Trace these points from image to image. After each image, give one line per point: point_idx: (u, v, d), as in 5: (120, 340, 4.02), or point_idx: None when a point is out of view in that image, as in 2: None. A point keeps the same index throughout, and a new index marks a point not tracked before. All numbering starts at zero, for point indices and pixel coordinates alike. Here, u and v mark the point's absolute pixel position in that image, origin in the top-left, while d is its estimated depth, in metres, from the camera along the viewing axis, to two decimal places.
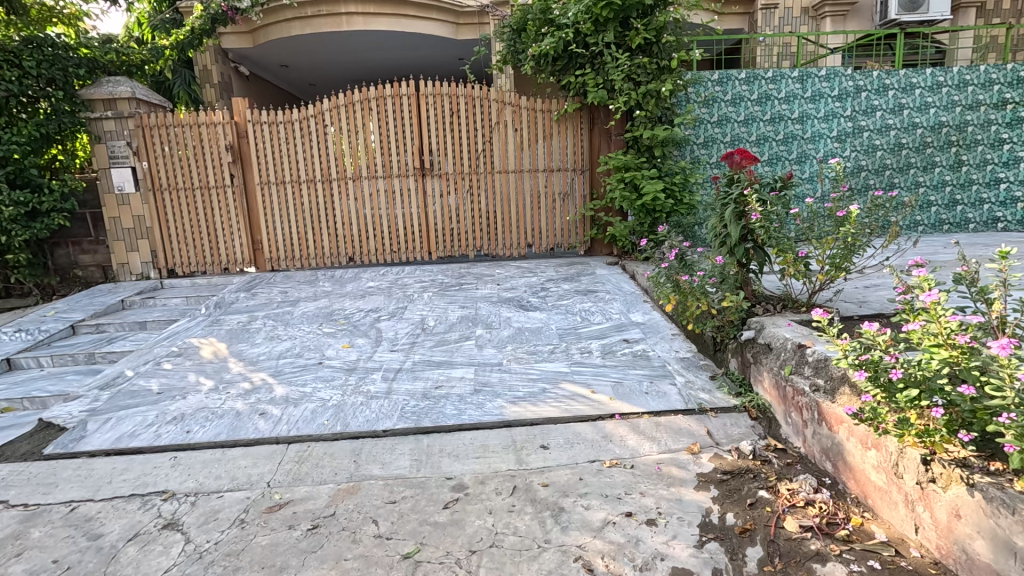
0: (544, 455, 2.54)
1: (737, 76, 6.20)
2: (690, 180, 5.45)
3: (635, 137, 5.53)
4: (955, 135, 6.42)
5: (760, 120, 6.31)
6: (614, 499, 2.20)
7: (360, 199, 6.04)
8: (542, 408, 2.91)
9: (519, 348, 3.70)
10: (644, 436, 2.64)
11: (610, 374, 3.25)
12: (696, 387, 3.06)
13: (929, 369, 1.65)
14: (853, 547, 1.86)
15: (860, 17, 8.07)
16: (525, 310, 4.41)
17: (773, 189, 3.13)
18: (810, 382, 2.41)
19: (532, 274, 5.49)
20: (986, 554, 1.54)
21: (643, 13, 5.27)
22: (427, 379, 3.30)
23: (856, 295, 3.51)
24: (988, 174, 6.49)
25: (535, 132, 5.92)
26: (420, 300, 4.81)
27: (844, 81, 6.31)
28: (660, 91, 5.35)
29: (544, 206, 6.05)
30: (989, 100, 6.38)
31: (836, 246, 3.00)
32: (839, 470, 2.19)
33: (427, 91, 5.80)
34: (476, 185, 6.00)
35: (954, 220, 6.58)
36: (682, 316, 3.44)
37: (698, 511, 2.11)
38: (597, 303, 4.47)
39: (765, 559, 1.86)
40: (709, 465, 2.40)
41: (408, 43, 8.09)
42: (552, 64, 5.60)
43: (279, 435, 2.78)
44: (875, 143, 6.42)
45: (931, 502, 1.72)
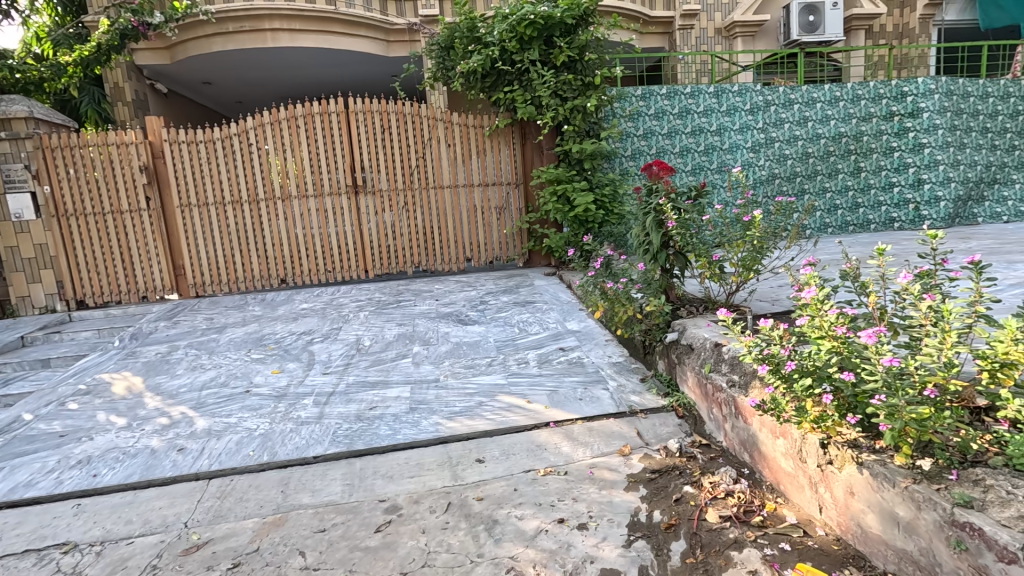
0: (479, 468, 2.53)
1: (658, 91, 6.55)
2: (620, 191, 5.66)
3: (566, 151, 5.70)
4: (853, 144, 7.06)
5: (682, 132, 6.68)
6: (547, 507, 2.23)
7: (290, 219, 5.85)
8: (478, 422, 2.91)
9: (456, 362, 3.69)
10: (578, 442, 2.69)
11: (546, 383, 3.29)
12: (627, 390, 3.16)
13: (819, 359, 1.81)
14: (766, 532, 1.97)
15: (767, 37, 8.77)
16: (464, 324, 4.41)
17: (689, 198, 3.30)
18: (727, 378, 2.55)
19: (471, 288, 5.49)
20: (876, 527, 1.69)
21: (566, 31, 5.46)
22: (361, 401, 3.21)
23: (769, 294, 3.76)
24: (884, 179, 7.17)
25: (469, 147, 5.97)
26: (356, 319, 4.70)
27: (755, 96, 6.80)
28: (586, 107, 5.56)
29: (481, 220, 6.09)
30: (879, 112, 7.06)
31: (746, 249, 3.21)
32: (755, 459, 2.33)
33: (357, 108, 5.73)
34: (412, 202, 5.96)
35: (858, 221, 7.19)
36: (613, 321, 3.56)
37: (628, 511, 2.17)
38: (535, 313, 4.54)
39: (688, 551, 1.94)
40: (638, 465, 2.48)
41: (337, 60, 7.99)
42: (481, 81, 5.70)
43: (199, 470, 2.62)
44: (785, 153, 6.95)
45: (830, 483, 1.86)
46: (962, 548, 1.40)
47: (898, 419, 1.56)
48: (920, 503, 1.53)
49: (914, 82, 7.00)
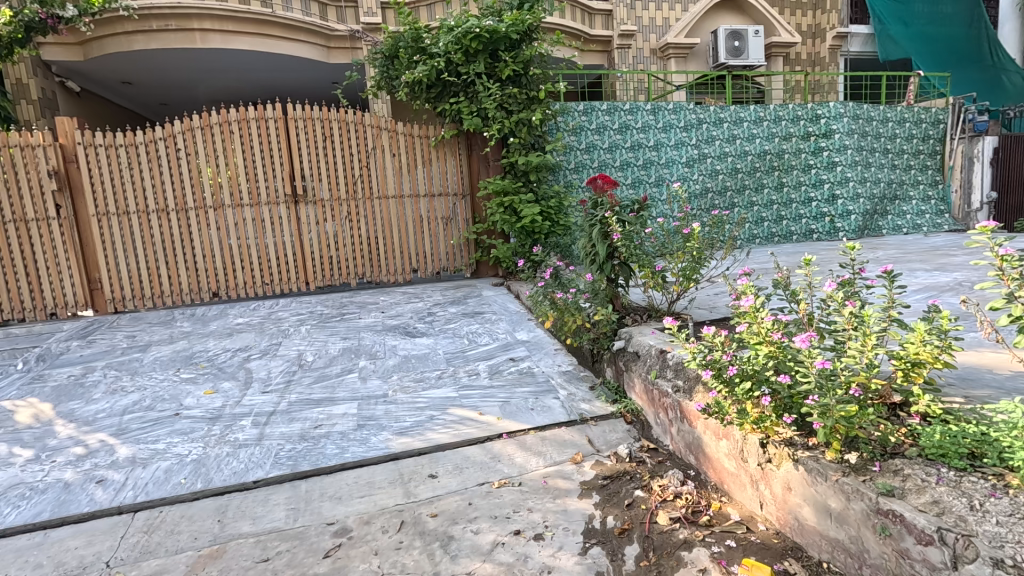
0: (433, 484, 2.48)
1: (599, 107, 6.78)
2: (565, 204, 5.77)
3: (511, 163, 5.76)
4: (776, 162, 7.61)
5: (623, 147, 6.94)
6: (503, 519, 2.21)
7: (223, 229, 5.53)
8: (430, 436, 2.85)
9: (405, 376, 3.61)
10: (531, 452, 2.70)
11: (497, 394, 3.28)
12: (577, 399, 3.21)
13: (758, 364, 1.94)
14: (713, 531, 2.06)
15: (698, 59, 9.32)
16: (412, 337, 4.32)
17: (632, 211, 3.42)
18: (672, 383, 2.66)
19: (418, 299, 5.41)
20: (812, 519, 1.81)
21: (511, 46, 5.54)
22: (305, 420, 3.07)
23: (707, 302, 3.96)
24: (804, 194, 7.77)
25: (414, 157, 5.90)
26: (297, 334, 4.50)
27: (688, 114, 7.19)
28: (531, 120, 5.66)
29: (428, 231, 6.02)
30: (798, 133, 7.67)
31: (686, 260, 3.36)
32: (700, 461, 2.43)
33: (296, 114, 5.53)
34: (355, 212, 5.80)
35: (782, 232, 7.72)
36: (562, 331, 3.62)
37: (582, 518, 2.20)
38: (484, 324, 4.53)
39: (641, 554, 1.99)
40: (590, 472, 2.53)
41: (274, 65, 7.70)
42: (426, 92, 5.69)
43: (122, 504, 2.39)
44: (717, 168, 7.38)
45: (770, 479, 1.98)
46: (887, 533, 1.53)
47: (829, 418, 1.68)
48: (849, 494, 1.66)
49: (827, 106, 7.68)
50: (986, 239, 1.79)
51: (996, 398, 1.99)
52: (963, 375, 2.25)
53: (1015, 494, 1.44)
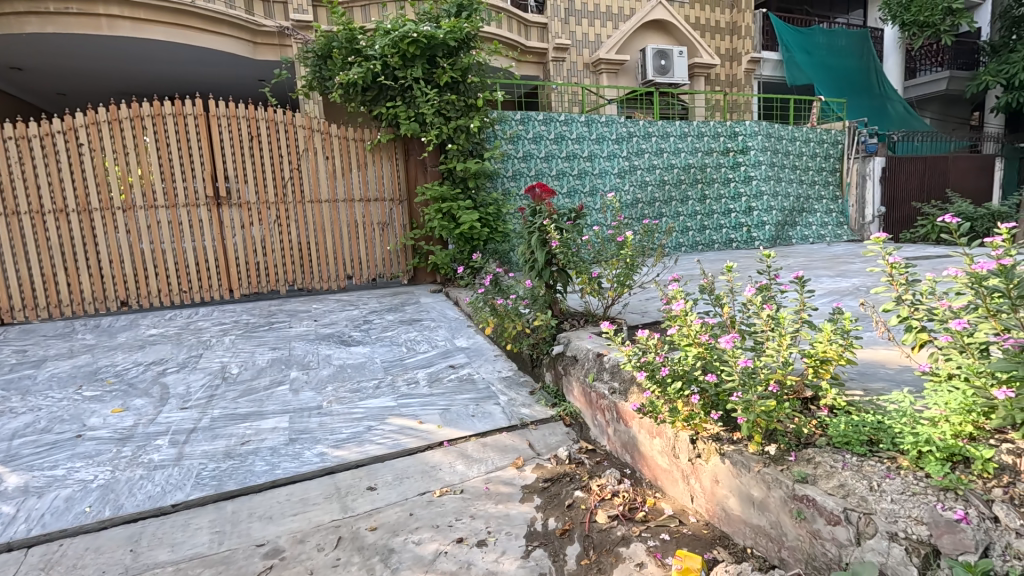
0: (371, 496, 2.41)
1: (536, 117, 6.91)
2: (503, 211, 5.82)
3: (449, 169, 5.75)
4: (699, 175, 8.12)
5: (558, 157, 7.12)
6: (445, 528, 2.19)
7: (133, 232, 5.09)
8: (368, 447, 2.77)
9: (341, 387, 3.48)
10: (472, 459, 2.70)
11: (437, 402, 3.24)
12: (517, 404, 3.25)
13: (687, 364, 2.06)
14: (649, 526, 2.16)
15: (627, 75, 9.77)
16: (347, 346, 4.18)
17: (569, 219, 3.52)
18: (609, 385, 2.75)
19: (353, 306, 5.25)
20: (737, 508, 1.94)
21: (449, 53, 5.54)
22: (230, 436, 2.88)
23: (640, 307, 4.14)
24: (724, 206, 8.34)
25: (348, 161, 5.73)
26: (219, 345, 4.21)
27: (620, 127, 7.52)
28: (469, 127, 5.67)
29: (363, 236, 5.86)
30: (719, 148, 8.23)
31: (620, 266, 3.49)
32: (635, 459, 2.53)
33: (219, 111, 5.20)
34: (284, 215, 5.54)
35: (705, 241, 8.23)
36: (502, 337, 3.65)
37: (524, 522, 2.23)
38: (422, 331, 4.46)
39: (582, 553, 2.04)
40: (531, 476, 2.56)
41: (193, 58, 7.21)
42: (361, 94, 5.58)
43: (13, 539, 2.13)
44: (646, 180, 7.76)
45: (699, 473, 2.10)
46: (802, 517, 1.67)
47: (752, 413, 1.81)
48: (769, 482, 1.79)
49: (743, 124, 8.30)
50: (879, 248, 2.02)
51: (888, 389, 2.24)
52: (863, 370, 2.50)
53: (906, 473, 1.62)
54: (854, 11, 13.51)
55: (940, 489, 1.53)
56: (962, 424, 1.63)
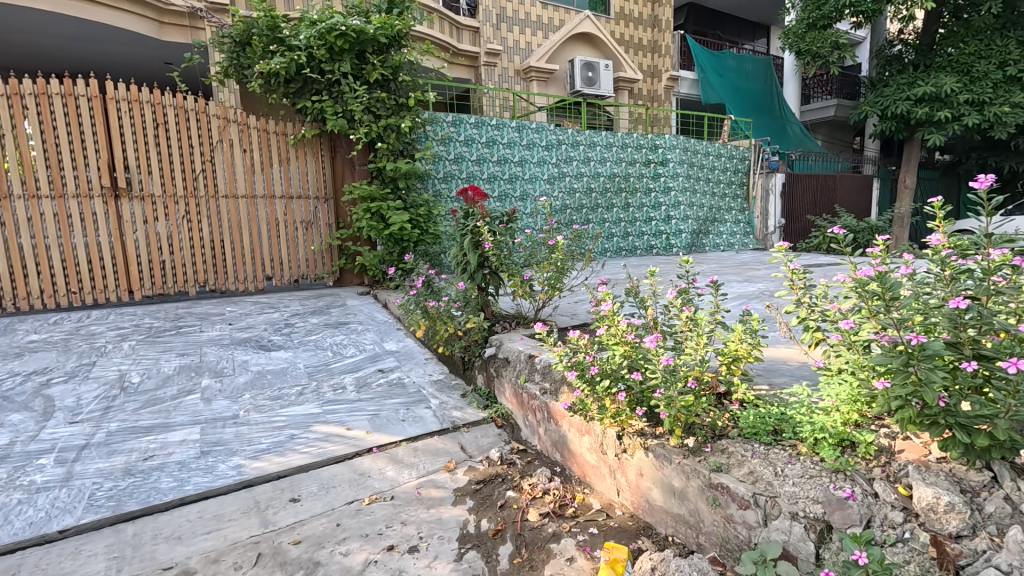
0: (294, 509, 2.29)
1: (468, 120, 6.90)
2: (434, 213, 5.75)
3: (379, 169, 5.60)
4: (624, 184, 8.51)
5: (490, 161, 7.16)
6: (375, 536, 2.13)
7: (8, 224, 4.46)
8: (290, 457, 2.63)
9: (260, 394, 3.28)
10: (403, 464, 2.64)
11: (366, 408, 3.14)
12: (449, 407, 3.23)
13: (615, 363, 2.17)
14: (578, 521, 2.23)
15: (557, 83, 10.05)
16: (266, 351, 3.94)
17: (501, 222, 3.56)
18: (540, 386, 2.81)
19: (273, 309, 4.96)
20: (660, 499, 2.05)
21: (379, 49, 5.42)
22: (130, 452, 2.62)
23: (569, 310, 4.27)
24: (646, 214, 8.80)
25: (269, 155, 5.42)
26: (117, 352, 3.81)
27: (549, 135, 7.71)
28: (400, 126, 5.55)
29: (284, 235, 5.56)
30: (642, 159, 8.67)
31: (550, 270, 3.57)
32: (565, 458, 2.61)
33: (118, 94, 4.71)
34: (195, 211, 5.13)
35: (629, 247, 8.64)
36: (434, 340, 3.61)
37: (457, 525, 2.22)
38: (349, 335, 4.30)
39: (514, 552, 2.07)
40: (463, 478, 2.56)
41: (86, 32, 6.47)
42: (284, 86, 5.32)
43: None
44: (575, 186, 8.01)
45: (625, 468, 2.20)
46: (717, 503, 1.80)
47: (673, 408, 1.93)
48: (688, 473, 1.92)
49: (663, 138, 8.82)
50: (781, 255, 2.23)
51: (789, 383, 2.47)
52: (768, 367, 2.75)
53: (804, 458, 1.80)
54: (759, 39, 14.82)
55: (832, 470, 1.72)
56: (849, 413, 1.84)
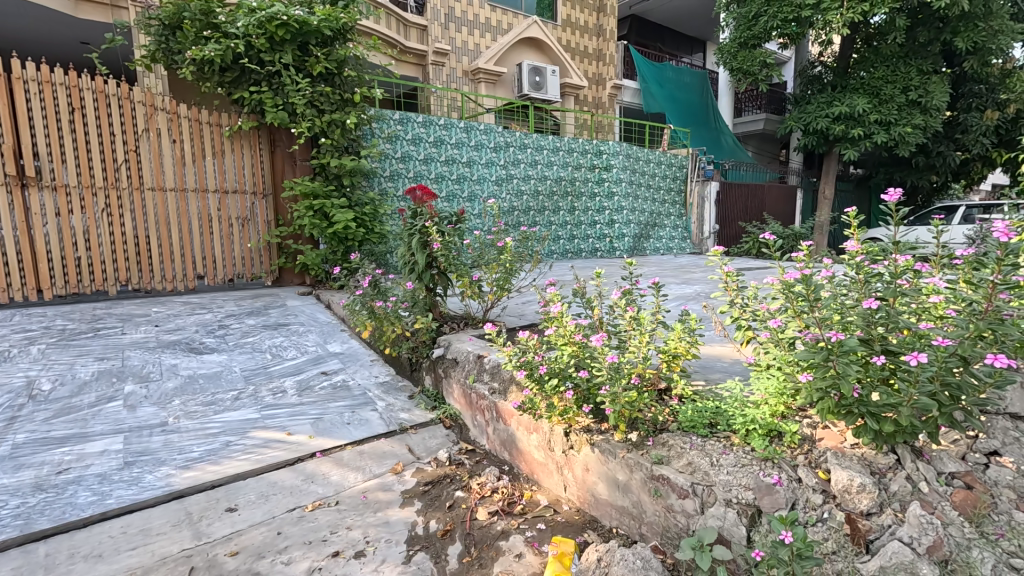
0: (231, 518, 2.18)
1: (415, 119, 6.81)
2: (380, 212, 5.64)
3: (322, 165, 5.41)
4: (570, 187, 8.70)
5: (437, 160, 7.10)
6: (319, 543, 2.07)
7: None
8: (226, 465, 2.50)
9: (191, 400, 3.09)
10: (348, 468, 2.57)
11: (308, 412, 3.03)
12: (396, 409, 3.18)
13: (563, 362, 2.22)
14: (526, 518, 2.26)
15: (505, 86, 10.10)
16: (197, 354, 3.71)
17: (450, 222, 3.56)
18: (488, 386, 2.83)
19: (206, 310, 4.68)
20: (605, 492, 2.13)
21: (323, 42, 5.25)
22: (41, 465, 2.39)
23: (517, 310, 4.31)
24: (591, 218, 9.04)
25: (202, 147, 5.14)
26: (23, 357, 3.46)
27: (498, 137, 7.75)
28: (345, 122, 5.40)
29: (218, 232, 5.26)
30: (587, 164, 8.90)
31: (499, 271, 3.60)
32: (513, 456, 2.64)
33: (26, 74, 4.29)
34: (116, 204, 4.74)
35: (574, 249, 8.84)
36: (380, 341, 3.53)
37: (405, 527, 2.20)
38: (290, 336, 4.13)
39: (463, 551, 2.07)
40: (411, 480, 2.53)
41: None
42: (219, 74, 5.05)
43: None
44: (522, 189, 8.10)
45: (572, 464, 2.26)
46: (658, 494, 1.89)
47: (618, 404, 2.01)
48: (632, 466, 2.00)
49: (607, 144, 9.10)
50: (717, 259, 2.37)
51: (723, 379, 2.63)
52: (704, 363, 2.91)
53: (736, 448, 1.92)
54: (696, 53, 15.58)
55: (762, 459, 1.85)
56: (777, 405, 1.98)
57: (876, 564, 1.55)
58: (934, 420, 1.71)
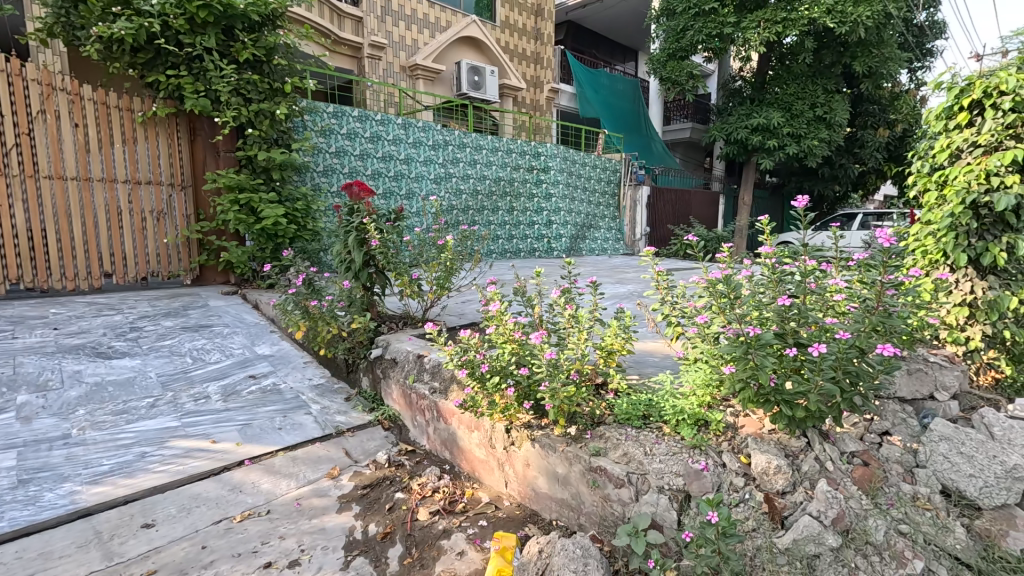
0: (148, 535, 2.02)
1: (350, 113, 6.60)
2: (313, 207, 5.40)
3: (249, 157, 5.10)
4: (509, 187, 8.78)
5: (374, 156, 6.92)
6: (248, 555, 1.97)
7: None
8: (142, 478, 2.31)
9: (99, 409, 2.83)
10: (281, 475, 2.46)
11: (235, 418, 2.86)
12: (331, 412, 3.07)
13: (504, 360, 2.24)
14: (468, 515, 2.27)
15: (444, 84, 10.01)
16: (104, 359, 3.39)
17: (388, 220, 3.50)
18: (429, 386, 2.81)
19: (115, 311, 4.28)
20: (545, 486, 2.17)
21: (250, 28, 4.97)
22: None
23: (456, 309, 4.29)
24: (529, 218, 9.16)
25: (109, 133, 4.70)
26: None
27: (436, 135, 7.67)
28: (275, 113, 5.12)
29: (129, 227, 4.84)
30: (525, 165, 9.01)
31: (439, 269, 3.57)
32: (454, 455, 2.64)
33: None
34: (4, 192, 4.22)
35: (512, 249, 8.92)
36: (314, 342, 3.39)
37: (342, 533, 2.14)
38: (212, 339, 3.86)
39: (404, 553, 2.05)
40: (348, 485, 2.46)
41: None
42: (129, 55, 4.65)
43: None
44: (461, 187, 8.07)
45: (513, 459, 2.30)
46: (596, 485, 1.96)
47: (557, 398, 2.06)
48: (571, 459, 2.05)
49: (545, 146, 9.26)
50: (649, 259, 2.48)
51: (654, 373, 2.77)
52: (639, 359, 3.04)
53: (668, 438, 2.04)
54: (629, 62, 16.19)
55: (691, 447, 1.97)
56: (704, 395, 2.11)
57: (789, 538, 1.71)
58: (838, 404, 1.90)
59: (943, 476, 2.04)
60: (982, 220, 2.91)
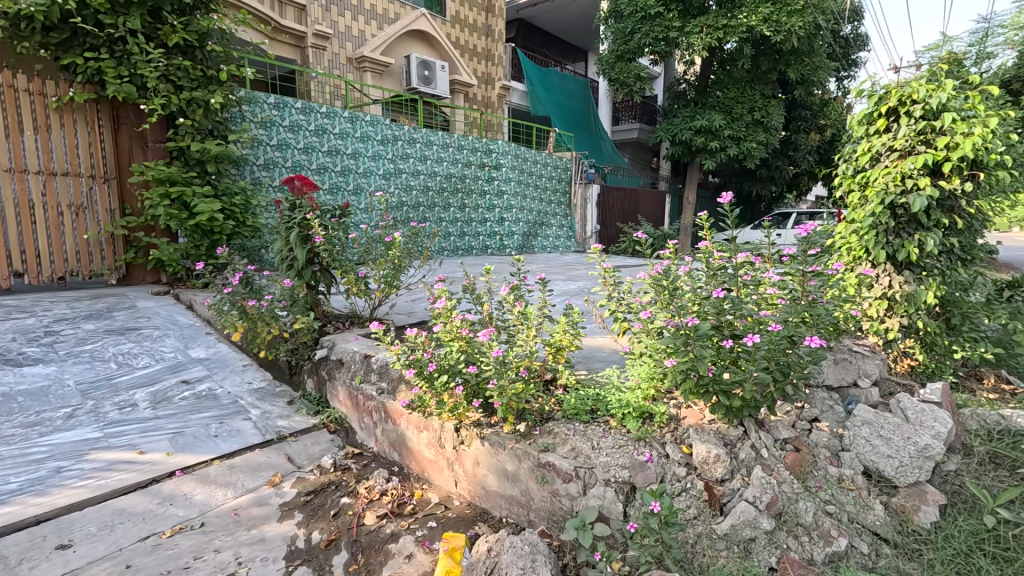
0: (64, 556, 1.86)
1: (293, 104, 6.34)
2: (253, 202, 5.15)
3: (180, 148, 4.78)
4: (460, 184, 8.70)
5: (319, 150, 6.68)
6: (179, 571, 1.85)
7: None
8: (57, 495, 2.12)
9: (6, 422, 2.57)
10: (216, 484, 2.33)
11: (165, 426, 2.68)
12: (273, 416, 2.94)
13: (452, 359, 2.21)
14: (416, 517, 2.23)
15: (393, 77, 9.80)
16: (14, 367, 3.09)
17: (333, 216, 3.38)
18: (376, 386, 2.74)
19: (26, 314, 3.91)
20: (494, 483, 2.17)
21: (180, 10, 4.67)
22: None
23: (405, 308, 4.21)
24: (481, 215, 9.13)
25: (18, 119, 4.27)
26: None
27: (385, 129, 7.49)
28: (209, 102, 4.82)
29: (43, 222, 4.43)
30: (476, 162, 8.97)
31: (387, 267, 3.48)
32: (403, 456, 2.58)
33: None
34: None
35: (464, 246, 8.86)
36: (253, 343, 3.23)
37: (283, 543, 2.05)
38: (141, 342, 3.61)
39: (349, 560, 1.98)
40: (290, 492, 2.36)
41: None
42: (40, 34, 4.25)
43: None
44: (411, 184, 7.92)
45: (462, 458, 2.27)
46: (545, 480, 1.97)
47: (505, 396, 2.05)
48: (520, 455, 2.06)
49: (497, 143, 9.23)
50: (596, 256, 2.52)
51: (602, 368, 2.81)
52: (587, 355, 3.08)
53: (615, 431, 2.08)
54: (579, 62, 16.42)
55: (636, 439, 2.01)
56: (649, 389, 2.16)
57: (727, 523, 1.79)
58: (771, 394, 2.00)
59: (864, 458, 2.19)
60: (898, 219, 3.15)
